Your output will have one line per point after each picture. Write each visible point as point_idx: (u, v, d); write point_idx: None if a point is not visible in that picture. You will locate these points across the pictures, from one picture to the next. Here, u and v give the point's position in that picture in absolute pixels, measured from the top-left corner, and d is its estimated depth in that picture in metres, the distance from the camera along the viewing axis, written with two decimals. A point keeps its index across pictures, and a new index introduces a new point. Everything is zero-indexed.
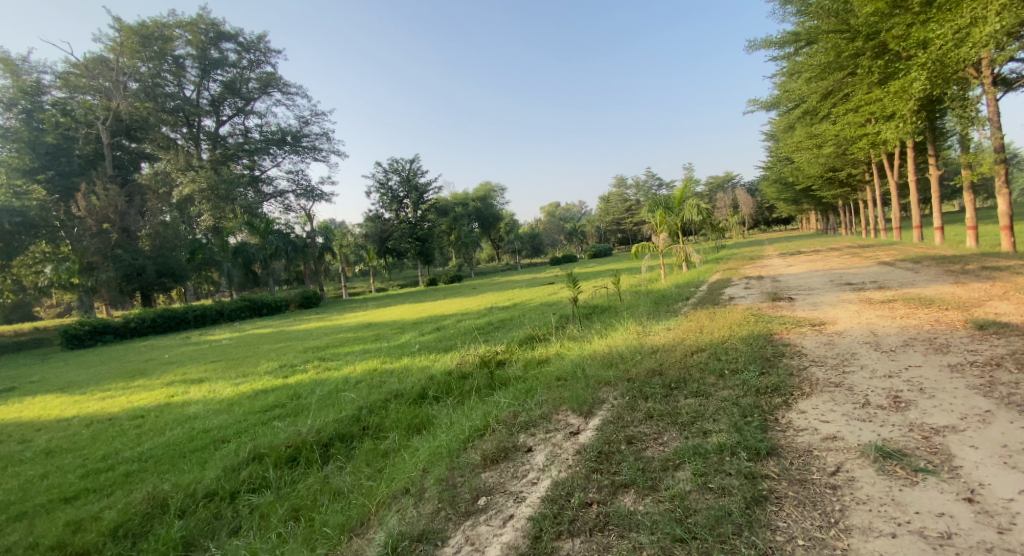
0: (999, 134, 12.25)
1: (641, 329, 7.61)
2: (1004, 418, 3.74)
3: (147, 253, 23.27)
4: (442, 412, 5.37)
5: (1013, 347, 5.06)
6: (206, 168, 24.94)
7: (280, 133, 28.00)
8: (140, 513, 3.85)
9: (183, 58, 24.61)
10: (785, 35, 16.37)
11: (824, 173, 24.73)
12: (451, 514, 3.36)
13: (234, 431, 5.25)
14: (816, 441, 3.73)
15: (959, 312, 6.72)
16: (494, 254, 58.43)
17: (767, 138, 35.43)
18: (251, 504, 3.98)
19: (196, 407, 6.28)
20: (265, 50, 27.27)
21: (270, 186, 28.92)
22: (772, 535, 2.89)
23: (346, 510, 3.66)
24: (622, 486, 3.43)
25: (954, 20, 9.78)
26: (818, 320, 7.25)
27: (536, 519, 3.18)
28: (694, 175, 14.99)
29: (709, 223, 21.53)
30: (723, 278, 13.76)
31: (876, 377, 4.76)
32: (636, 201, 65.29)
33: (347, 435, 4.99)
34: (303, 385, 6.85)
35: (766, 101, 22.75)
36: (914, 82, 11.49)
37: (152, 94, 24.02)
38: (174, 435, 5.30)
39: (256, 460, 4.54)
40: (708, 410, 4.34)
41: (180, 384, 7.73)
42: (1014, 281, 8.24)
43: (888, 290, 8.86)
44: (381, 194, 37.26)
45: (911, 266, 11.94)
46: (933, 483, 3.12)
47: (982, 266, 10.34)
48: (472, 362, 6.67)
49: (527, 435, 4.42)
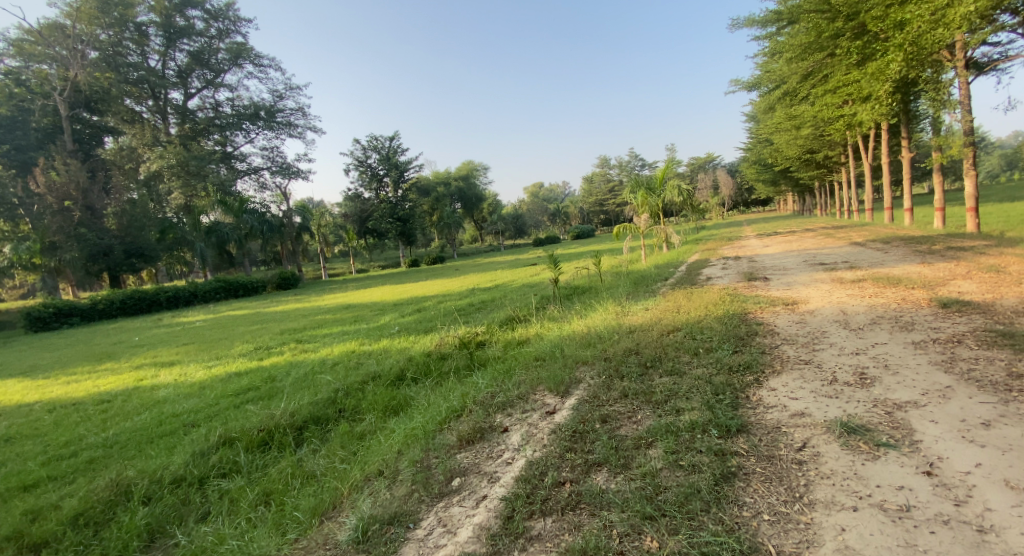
0: (969, 118, 12.47)
1: (619, 310, 7.66)
2: (963, 393, 3.87)
3: (114, 232, 22.84)
4: (419, 393, 5.36)
5: (974, 325, 5.23)
6: (175, 144, 24.12)
7: (253, 107, 27.04)
8: (102, 500, 3.76)
9: (146, 26, 23.38)
10: (768, 14, 16.43)
11: (801, 154, 25.04)
12: (424, 496, 3.36)
13: (204, 416, 5.14)
14: (785, 417, 3.82)
15: (925, 291, 6.91)
16: (477, 235, 58.35)
17: (748, 120, 35.69)
18: (221, 490, 3.92)
19: (165, 391, 6.14)
20: (234, 19, 26.16)
21: (244, 163, 28.13)
22: (739, 510, 2.96)
23: (319, 493, 3.63)
24: (595, 465, 3.47)
25: (933, 2, 9.84)
26: (790, 299, 7.39)
27: (508, 499, 3.20)
28: (676, 155, 14.99)
29: (689, 205, 21.67)
30: (701, 258, 13.90)
31: (844, 354, 4.90)
32: (619, 183, 65.53)
33: (321, 418, 4.94)
34: (277, 367, 6.75)
35: (748, 82, 22.90)
36: (891, 64, 11.63)
37: (113, 64, 23.01)
38: (141, 420, 5.19)
39: (226, 445, 4.47)
40: (682, 388, 4.42)
41: (150, 368, 7.55)
42: (978, 261, 8.50)
43: (859, 270, 9.06)
44: (360, 172, 36.57)
45: (881, 246, 12.24)
46: (893, 458, 3.24)
47: (948, 246, 10.61)
48: (452, 344, 6.64)
49: (503, 415, 4.43)
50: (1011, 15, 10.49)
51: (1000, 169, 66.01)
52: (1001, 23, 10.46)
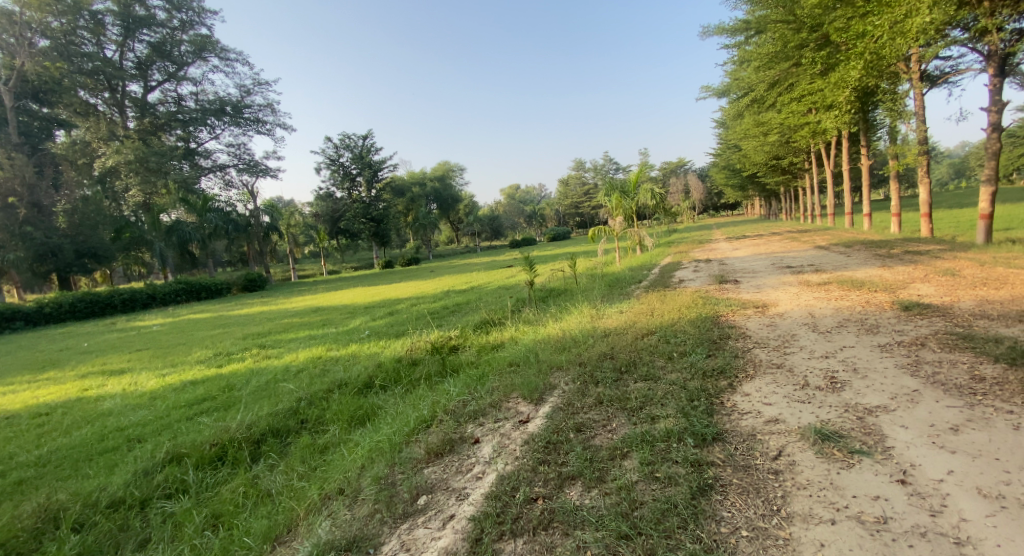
0: (924, 128, 12.86)
1: (594, 312, 7.59)
2: (931, 397, 3.87)
3: (62, 231, 21.98)
4: (388, 402, 5.13)
5: (935, 328, 5.30)
6: (133, 139, 23.12)
7: (218, 102, 26.14)
8: (27, 529, 3.45)
9: (103, 14, 22.21)
10: (737, 23, 16.72)
11: (767, 160, 25.63)
12: (387, 517, 3.17)
13: (152, 430, 4.82)
14: (759, 424, 3.75)
15: (887, 294, 7.03)
16: (453, 237, 57.88)
17: (719, 126, 36.34)
18: (164, 512, 3.64)
19: (111, 402, 5.76)
20: (198, 10, 25.25)
21: (208, 159, 27.18)
22: (716, 527, 2.86)
23: (272, 515, 3.41)
24: (569, 478, 3.32)
25: (893, 11, 9.99)
26: (761, 301, 7.43)
27: (477, 519, 3.04)
28: (649, 159, 15.06)
29: (662, 208, 21.88)
30: (673, 261, 14.02)
31: (814, 357, 4.89)
32: (593, 185, 66.11)
33: (281, 430, 4.69)
34: (237, 375, 6.42)
35: (718, 89, 23.25)
36: (852, 72, 11.89)
37: (66, 53, 21.57)
38: (82, 435, 4.84)
39: (174, 463, 4.18)
40: (657, 394, 4.32)
41: (97, 377, 7.12)
42: (934, 265, 8.75)
43: (825, 273, 9.20)
44: (331, 171, 35.77)
45: (844, 250, 12.50)
46: (867, 465, 3.20)
47: (905, 250, 10.93)
48: (424, 349, 6.42)
49: (475, 425, 4.25)
50: (961, 30, 10.87)
51: (948, 177, 70.20)
52: (952, 38, 10.81)
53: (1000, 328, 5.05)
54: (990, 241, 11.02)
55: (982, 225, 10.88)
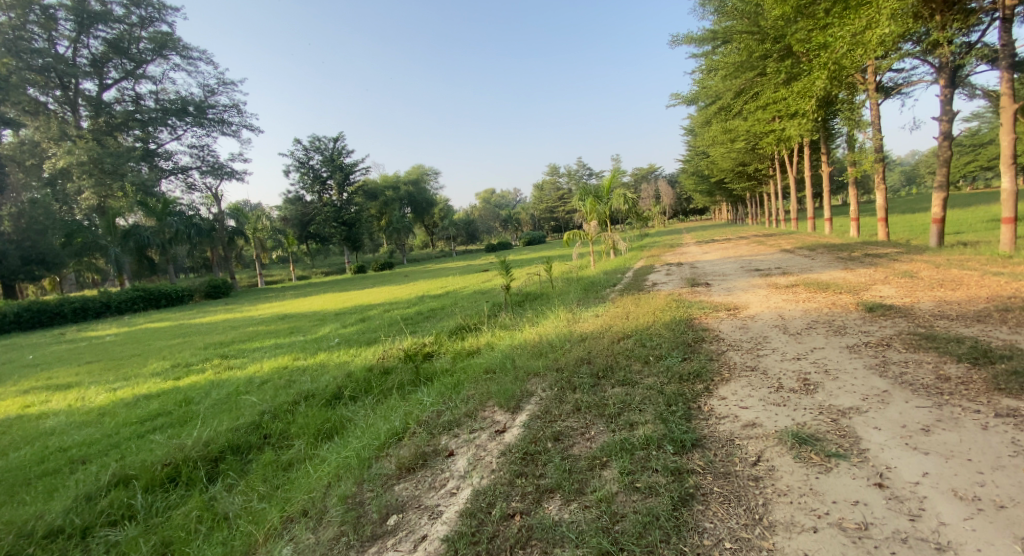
0: (880, 137, 13.27)
1: (570, 317, 7.50)
2: (900, 398, 3.88)
3: (10, 236, 21.36)
4: (357, 414, 4.91)
5: (900, 328, 5.37)
6: (86, 140, 22.02)
7: (180, 101, 25.26)
8: None
9: (55, 9, 21.21)
10: (705, 33, 17.01)
11: (735, 166, 26.16)
12: (354, 540, 3.01)
13: (99, 450, 4.51)
14: (737, 429, 3.70)
15: (851, 295, 7.16)
16: (427, 241, 57.53)
17: (688, 132, 36.99)
18: (108, 542, 3.37)
19: (54, 420, 5.37)
20: (158, 5, 24.35)
21: (169, 161, 26.15)
22: (699, 539, 2.78)
23: (228, 541, 3.20)
24: (547, 492, 3.19)
25: (853, 24, 10.14)
26: (732, 304, 7.49)
27: (451, 539, 2.90)
28: (621, 164, 15.12)
29: (634, 213, 22.14)
30: (645, 264, 14.17)
31: (786, 359, 4.87)
32: (567, 190, 66.55)
33: (241, 446, 4.44)
34: (195, 388, 6.08)
35: (687, 97, 23.52)
36: (816, 82, 12.04)
37: (15, 49, 20.35)
38: (20, 457, 4.50)
39: (121, 485, 3.90)
40: (635, 399, 4.23)
41: (40, 392, 6.66)
42: (892, 267, 8.99)
43: (792, 276, 9.35)
44: (301, 174, 35.07)
45: (809, 253, 12.76)
46: (845, 469, 3.15)
47: (866, 253, 11.24)
48: (397, 357, 6.18)
49: (449, 437, 4.08)
50: (914, 43, 11.21)
51: (899, 184, 74.01)
52: (906, 51, 11.13)
53: (960, 329, 5.15)
54: (942, 244, 11.40)
55: (934, 229, 11.26)
